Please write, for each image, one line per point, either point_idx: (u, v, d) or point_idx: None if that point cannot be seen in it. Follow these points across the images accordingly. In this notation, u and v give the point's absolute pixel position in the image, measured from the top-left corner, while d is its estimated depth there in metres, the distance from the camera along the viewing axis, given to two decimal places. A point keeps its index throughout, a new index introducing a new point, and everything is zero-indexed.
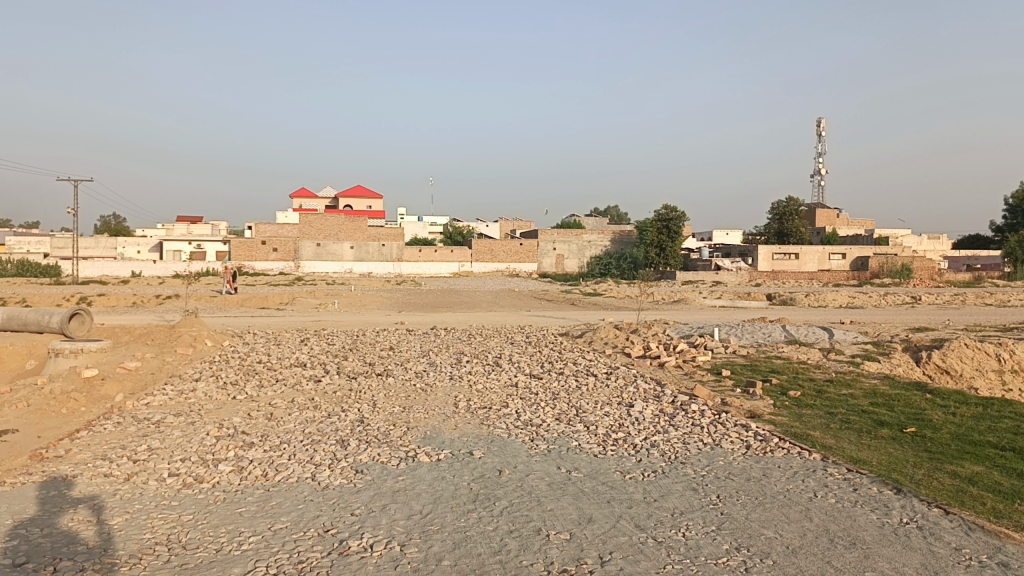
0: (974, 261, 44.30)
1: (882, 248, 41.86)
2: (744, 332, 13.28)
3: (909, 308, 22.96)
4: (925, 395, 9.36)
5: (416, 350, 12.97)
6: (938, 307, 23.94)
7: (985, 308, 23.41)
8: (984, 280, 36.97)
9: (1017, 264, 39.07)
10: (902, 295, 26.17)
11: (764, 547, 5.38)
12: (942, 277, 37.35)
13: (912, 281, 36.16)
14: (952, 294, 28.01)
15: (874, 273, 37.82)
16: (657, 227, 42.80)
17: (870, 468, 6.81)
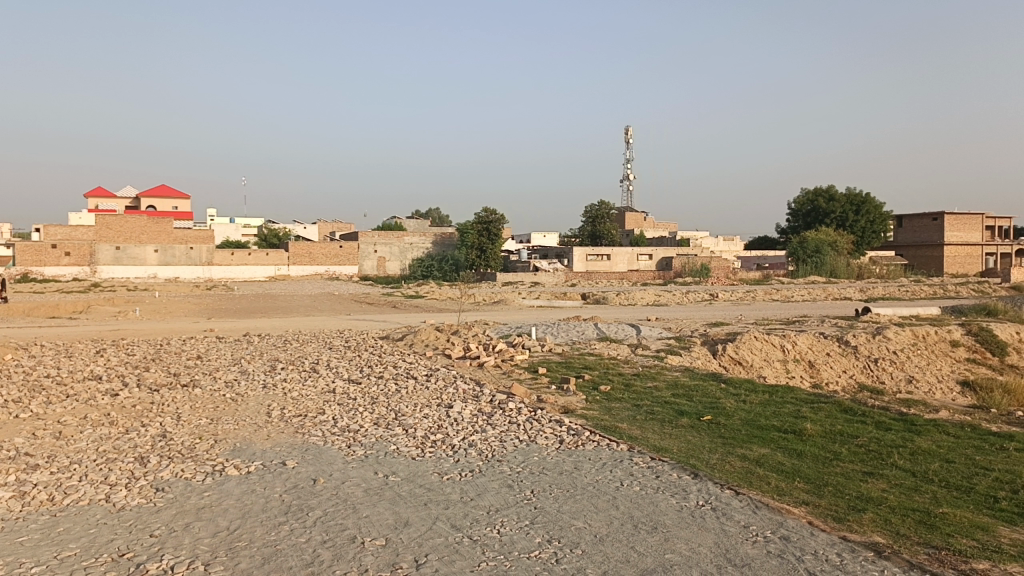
0: (763, 261, 48.26)
1: (685, 249, 44.80)
2: (560, 331, 13.73)
3: (707, 305, 24.71)
4: (720, 385, 10.10)
5: (225, 358, 12.36)
6: (733, 302, 25.94)
7: (771, 303, 25.61)
8: (772, 278, 40.43)
9: (799, 263, 43.01)
10: (702, 293, 28.10)
11: (573, 538, 5.58)
12: (737, 275, 40.49)
13: (712, 280, 38.93)
14: (744, 290, 30.44)
15: (677, 272, 40.32)
16: (478, 228, 43.30)
17: (671, 456, 7.24)
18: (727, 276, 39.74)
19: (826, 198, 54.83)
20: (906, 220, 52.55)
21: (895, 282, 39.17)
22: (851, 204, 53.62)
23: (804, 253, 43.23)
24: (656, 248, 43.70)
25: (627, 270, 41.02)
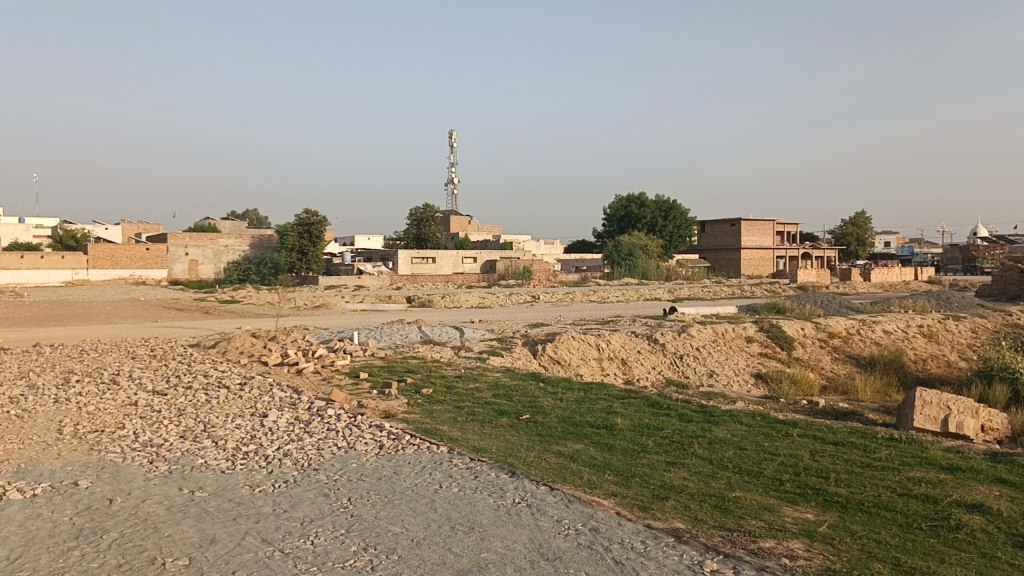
0: (582, 263, 50.26)
1: (508, 252, 45.91)
2: (383, 335, 13.60)
3: (529, 306, 25.40)
4: (539, 384, 10.38)
5: (9, 371, 11.23)
6: (553, 304, 26.86)
7: (588, 304, 26.66)
8: (589, 280, 42.12)
9: (613, 266, 45.10)
10: (524, 295, 28.83)
11: (390, 543, 5.53)
12: (556, 277, 41.86)
13: (534, 282, 39.99)
14: (563, 292, 31.55)
15: (500, 275, 41.04)
16: (299, 231, 41.99)
17: (490, 456, 7.36)
18: (547, 278, 40.92)
19: (638, 204, 57.70)
20: (709, 225, 56.18)
21: (700, 283, 42.05)
22: (661, 211, 56.67)
23: (618, 256, 45.52)
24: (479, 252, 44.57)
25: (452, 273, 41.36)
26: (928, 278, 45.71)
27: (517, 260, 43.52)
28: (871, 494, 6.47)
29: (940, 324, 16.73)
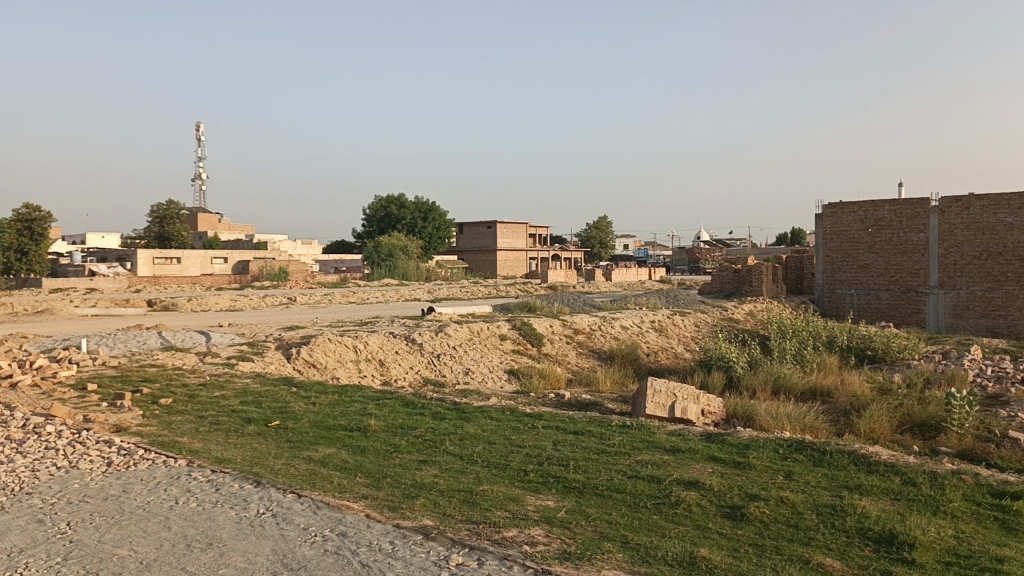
0: (340, 264, 49.50)
1: (263, 253, 44.21)
2: (116, 342, 12.45)
3: (283, 309, 24.53)
4: (290, 388, 10.05)
5: None
6: (308, 305, 26.17)
7: (346, 306, 26.21)
8: (349, 281, 41.46)
9: (373, 266, 44.89)
10: (278, 296, 27.79)
11: (115, 568, 5.06)
12: (314, 279, 40.50)
13: (291, 283, 38.69)
14: (320, 294, 30.87)
15: (254, 275, 39.17)
16: (18, 228, 37.37)
17: (234, 466, 7.00)
18: (306, 279, 39.64)
19: (398, 205, 58.06)
20: (467, 228, 57.56)
21: (459, 284, 42.94)
22: (420, 212, 57.38)
23: (378, 257, 45.32)
24: (230, 252, 42.73)
25: (200, 275, 39.03)
26: (662, 278, 50.29)
27: (273, 260, 41.83)
28: (605, 478, 6.96)
29: (669, 319, 18.40)
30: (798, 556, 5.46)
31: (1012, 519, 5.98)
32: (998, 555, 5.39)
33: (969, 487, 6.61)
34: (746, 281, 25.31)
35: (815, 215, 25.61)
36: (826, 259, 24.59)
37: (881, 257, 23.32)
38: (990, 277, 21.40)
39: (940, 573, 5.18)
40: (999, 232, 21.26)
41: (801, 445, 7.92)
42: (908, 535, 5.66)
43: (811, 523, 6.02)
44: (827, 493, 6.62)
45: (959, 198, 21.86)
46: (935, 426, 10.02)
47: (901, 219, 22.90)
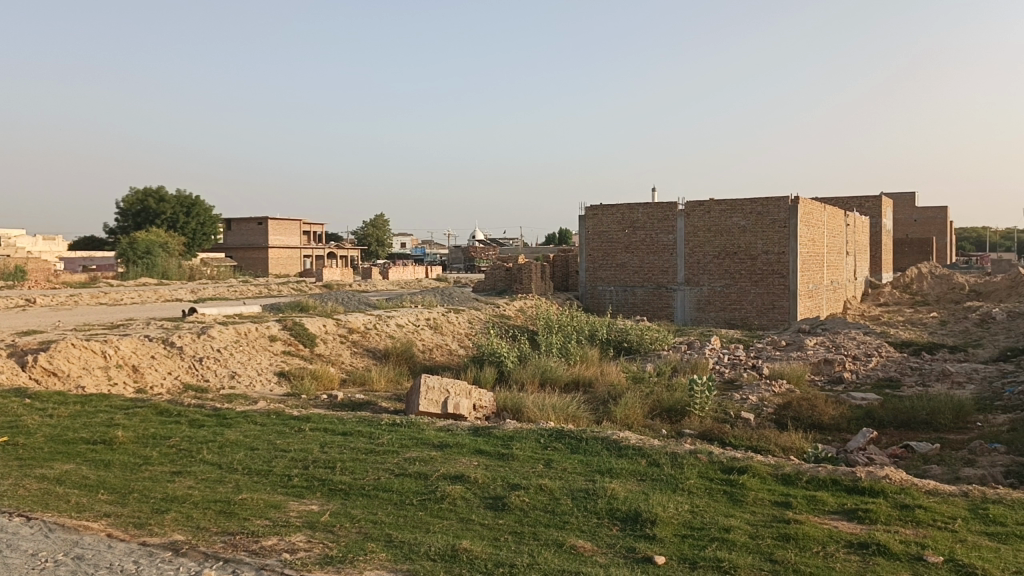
0: (89, 262, 45.25)
1: None
2: None
3: (17, 311, 21.94)
4: (23, 401, 9.02)
5: None
6: (49, 307, 23.62)
7: (94, 308, 23.89)
8: (101, 280, 37.95)
9: (128, 264, 41.19)
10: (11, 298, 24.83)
11: None
12: (57, 279, 36.52)
13: (29, 283, 34.73)
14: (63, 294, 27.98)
15: None
16: None
17: None
18: (47, 279, 35.72)
19: (157, 199, 53.35)
20: (234, 223, 54.65)
21: (225, 283, 40.66)
22: (182, 207, 54.02)
23: (134, 254, 41.93)
24: None
25: None
26: (439, 276, 50.92)
27: (4, 258, 37.18)
28: (371, 478, 6.91)
29: (444, 316, 18.62)
30: (554, 540, 5.74)
31: (738, 490, 6.68)
32: (725, 524, 5.99)
33: (703, 464, 7.32)
34: (517, 279, 26.23)
35: (578, 216, 27.02)
36: (588, 257, 26.06)
37: (637, 256, 25.13)
38: (727, 275, 23.82)
39: (676, 545, 5.66)
40: (734, 234, 23.66)
41: (560, 434, 8.36)
42: (651, 512, 6.14)
43: (566, 508, 6.37)
44: (582, 478, 7.02)
45: (702, 202, 24.08)
46: (680, 410, 11.01)
47: (653, 221, 24.78)
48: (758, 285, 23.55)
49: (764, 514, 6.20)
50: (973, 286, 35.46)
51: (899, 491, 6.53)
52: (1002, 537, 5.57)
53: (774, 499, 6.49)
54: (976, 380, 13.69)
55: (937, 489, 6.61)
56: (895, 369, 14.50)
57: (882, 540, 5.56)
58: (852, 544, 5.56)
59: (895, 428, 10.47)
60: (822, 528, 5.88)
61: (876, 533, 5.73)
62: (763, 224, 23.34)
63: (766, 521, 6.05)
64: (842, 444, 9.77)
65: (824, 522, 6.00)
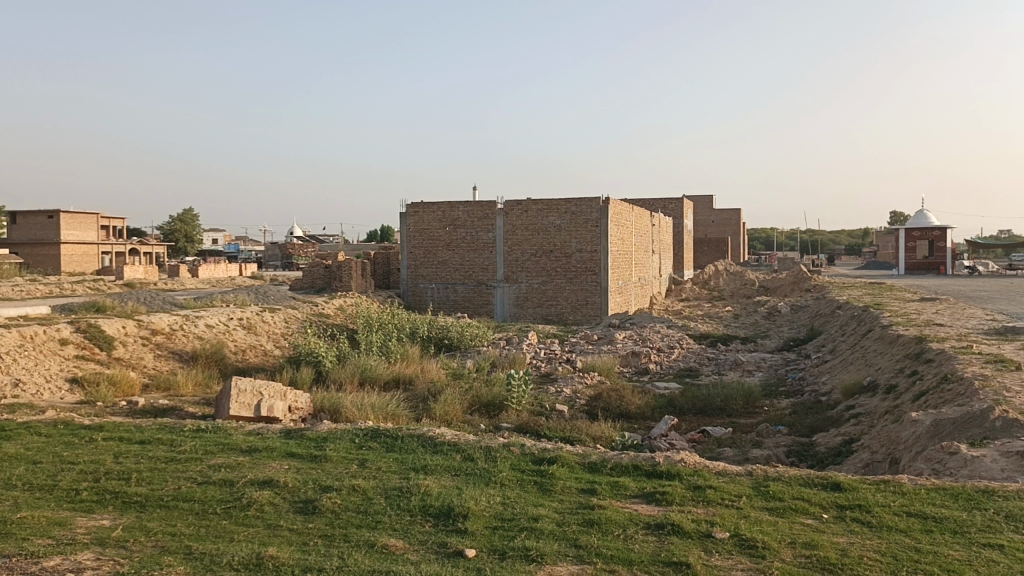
0: None
1: None
2: None
3: None
4: None
5: None
6: None
7: None
8: None
9: None
10: None
11: None
12: None
13: None
14: None
15: None
16: None
17: None
18: None
19: None
20: (19, 216, 49.66)
21: (9, 282, 36.85)
22: None
23: None
24: None
25: None
26: (253, 274, 48.94)
27: None
28: (171, 489, 6.52)
29: (258, 315, 17.90)
30: (364, 541, 5.67)
31: (547, 480, 6.91)
32: (534, 514, 6.16)
33: (515, 457, 7.51)
34: (336, 277, 25.70)
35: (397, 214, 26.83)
36: (409, 255, 25.93)
37: (457, 254, 25.33)
38: (543, 272, 24.64)
39: (486, 537, 5.76)
40: (550, 233, 24.52)
41: (375, 433, 8.31)
42: (463, 507, 6.22)
43: (379, 507, 6.32)
44: (396, 476, 7.01)
45: (520, 202, 24.74)
46: (498, 404, 11.24)
47: (473, 219, 25.10)
48: (572, 282, 24.55)
49: (571, 502, 6.45)
50: (763, 283, 38.77)
51: (692, 472, 7.01)
52: (778, 510, 6.11)
53: (580, 486, 6.77)
54: (764, 367, 15.02)
55: (726, 469, 7.16)
56: (695, 360, 15.58)
57: (676, 521, 5.94)
58: (650, 526, 5.90)
59: (693, 415, 11.25)
60: (624, 512, 6.20)
61: (672, 514, 6.11)
62: (576, 224, 24.39)
63: (573, 509, 6.29)
64: (647, 432, 10.37)
65: (625, 506, 6.33)
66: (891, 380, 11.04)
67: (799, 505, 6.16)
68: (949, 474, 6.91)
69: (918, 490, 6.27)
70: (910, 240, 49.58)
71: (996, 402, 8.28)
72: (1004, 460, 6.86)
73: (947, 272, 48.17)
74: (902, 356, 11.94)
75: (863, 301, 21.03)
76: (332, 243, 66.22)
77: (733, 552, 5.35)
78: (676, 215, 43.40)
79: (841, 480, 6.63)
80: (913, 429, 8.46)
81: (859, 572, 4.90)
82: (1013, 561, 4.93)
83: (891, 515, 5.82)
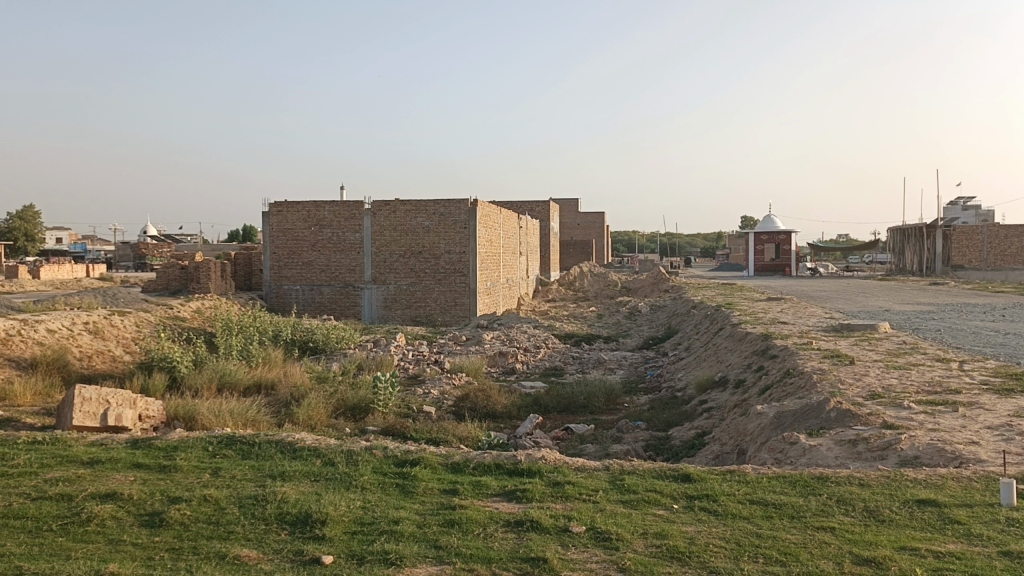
0: None
1: None
2: None
3: None
4: None
5: None
6: None
7: None
8: None
9: None
10: None
11: None
12: None
13: None
14: None
15: None
16: None
17: None
18: None
19: None
20: None
21: None
22: None
23: None
24: None
25: None
26: (100, 274, 46.02)
27: None
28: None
29: (106, 318, 16.87)
30: (215, 553, 5.45)
31: (409, 482, 6.88)
32: (394, 517, 6.10)
33: (377, 460, 7.44)
34: (194, 278, 24.60)
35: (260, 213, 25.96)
36: (271, 255, 25.08)
37: (323, 255, 24.77)
38: (412, 273, 24.54)
39: (345, 542, 5.66)
40: (418, 234, 24.47)
41: (232, 440, 8.03)
42: (321, 512, 6.08)
43: (232, 517, 6.10)
44: (251, 484, 6.80)
45: (388, 202, 24.53)
46: (363, 407, 11.09)
47: (339, 219, 24.61)
48: (441, 283, 24.63)
49: (433, 503, 6.43)
50: (625, 283, 40.13)
51: (552, 469, 7.16)
52: (633, 502, 6.33)
53: (442, 487, 6.77)
54: (625, 365, 15.56)
55: (584, 465, 7.36)
56: (560, 359, 15.94)
57: (535, 517, 6.04)
58: (510, 523, 5.96)
59: (558, 413, 11.50)
60: (484, 511, 6.24)
61: (532, 510, 6.21)
62: (445, 225, 24.47)
63: (434, 510, 6.28)
64: (512, 430, 10.52)
65: (487, 505, 6.38)
66: (740, 375, 11.70)
67: (652, 497, 6.40)
68: (789, 462, 7.38)
69: (760, 479, 6.66)
70: (759, 244, 52.65)
71: (831, 394, 8.91)
72: (837, 448, 7.39)
73: (792, 273, 51.48)
74: (750, 353, 12.67)
75: (716, 301, 22.17)
76: (189, 243, 63.20)
77: (589, 545, 5.49)
78: (543, 218, 44.24)
79: (692, 471, 6.94)
80: (758, 422, 8.99)
81: (705, 559, 5.14)
82: (842, 541, 5.29)
83: (735, 503, 6.14)
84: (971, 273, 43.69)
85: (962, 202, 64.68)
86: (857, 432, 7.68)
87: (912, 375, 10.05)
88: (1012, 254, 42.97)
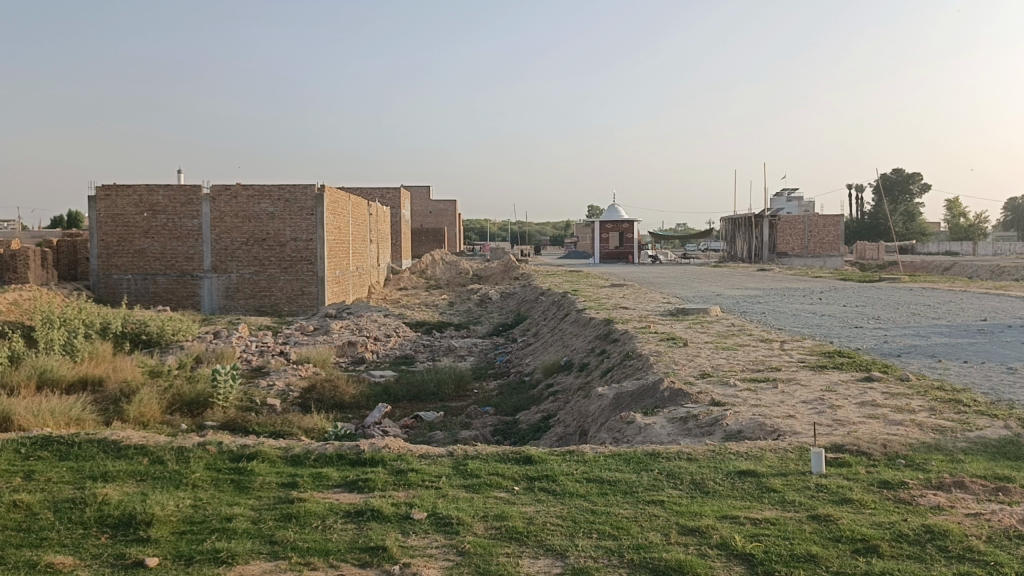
0: None
1: None
2: None
3: None
4: None
5: None
6: None
7: None
8: None
9: None
10: None
11: None
12: None
13: None
14: None
15: None
16: None
17: None
18: None
19: None
20: None
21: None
22: None
23: None
24: None
25: None
26: None
27: None
28: None
29: None
30: (24, 561, 5.02)
31: (245, 477, 6.62)
32: (227, 514, 5.82)
33: (211, 456, 7.14)
34: (9, 266, 22.56)
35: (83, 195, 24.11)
36: (99, 242, 23.41)
37: (157, 242, 23.41)
38: (256, 262, 23.71)
39: (171, 543, 5.32)
40: (262, 220, 23.63)
41: (47, 441, 7.45)
42: (145, 513, 5.70)
43: (45, 523, 5.64)
44: (69, 488, 6.34)
45: (227, 187, 23.50)
46: (202, 402, 10.61)
47: (175, 204, 23.34)
48: (286, 271, 23.91)
49: (270, 497, 6.20)
50: (477, 271, 40.46)
51: (396, 457, 7.10)
52: (475, 486, 6.37)
53: (280, 481, 6.55)
54: (474, 352, 15.69)
55: (427, 452, 7.33)
56: (410, 347, 15.85)
57: (376, 506, 5.91)
58: (350, 514, 5.81)
59: (408, 401, 11.45)
60: (324, 503, 6.06)
61: (372, 500, 6.09)
62: (290, 212, 23.77)
63: (270, 505, 6.03)
64: (360, 421, 10.34)
65: (326, 496, 6.21)
66: (584, 359, 12.06)
67: (494, 480, 6.46)
68: (626, 441, 7.70)
69: (597, 458, 6.87)
70: (604, 232, 54.35)
71: (666, 375, 9.37)
72: (670, 426, 7.75)
73: (635, 261, 53.69)
74: (594, 337, 13.11)
75: (563, 288, 22.77)
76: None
77: (429, 531, 5.44)
78: (393, 207, 43.72)
79: (533, 453, 7.07)
80: (599, 403, 9.33)
81: (542, 538, 5.23)
82: (670, 514, 5.53)
83: (574, 482, 6.31)
84: (794, 260, 47.15)
85: (786, 194, 69.53)
86: (687, 410, 8.09)
87: (739, 355, 10.71)
88: (829, 241, 46.79)
